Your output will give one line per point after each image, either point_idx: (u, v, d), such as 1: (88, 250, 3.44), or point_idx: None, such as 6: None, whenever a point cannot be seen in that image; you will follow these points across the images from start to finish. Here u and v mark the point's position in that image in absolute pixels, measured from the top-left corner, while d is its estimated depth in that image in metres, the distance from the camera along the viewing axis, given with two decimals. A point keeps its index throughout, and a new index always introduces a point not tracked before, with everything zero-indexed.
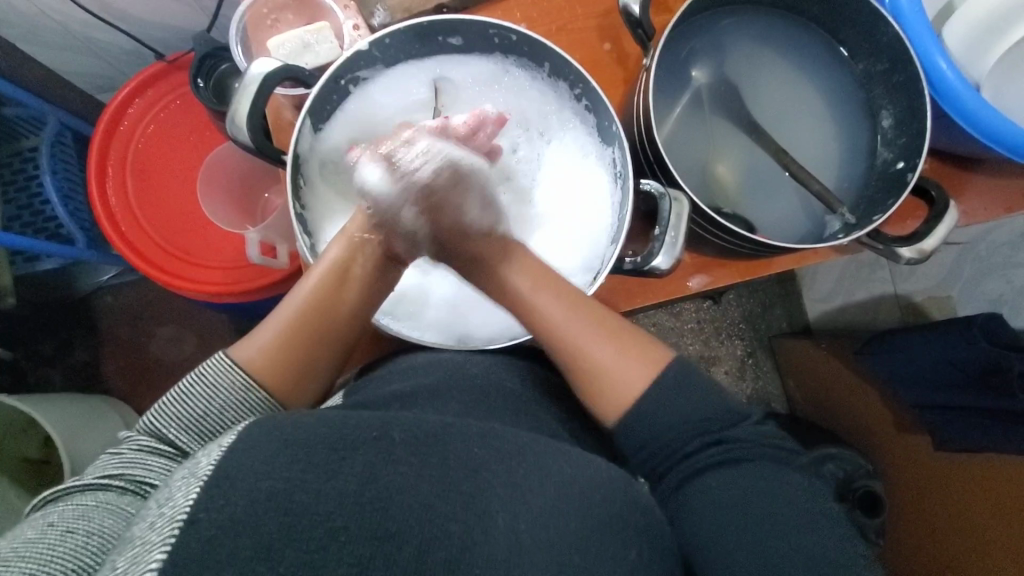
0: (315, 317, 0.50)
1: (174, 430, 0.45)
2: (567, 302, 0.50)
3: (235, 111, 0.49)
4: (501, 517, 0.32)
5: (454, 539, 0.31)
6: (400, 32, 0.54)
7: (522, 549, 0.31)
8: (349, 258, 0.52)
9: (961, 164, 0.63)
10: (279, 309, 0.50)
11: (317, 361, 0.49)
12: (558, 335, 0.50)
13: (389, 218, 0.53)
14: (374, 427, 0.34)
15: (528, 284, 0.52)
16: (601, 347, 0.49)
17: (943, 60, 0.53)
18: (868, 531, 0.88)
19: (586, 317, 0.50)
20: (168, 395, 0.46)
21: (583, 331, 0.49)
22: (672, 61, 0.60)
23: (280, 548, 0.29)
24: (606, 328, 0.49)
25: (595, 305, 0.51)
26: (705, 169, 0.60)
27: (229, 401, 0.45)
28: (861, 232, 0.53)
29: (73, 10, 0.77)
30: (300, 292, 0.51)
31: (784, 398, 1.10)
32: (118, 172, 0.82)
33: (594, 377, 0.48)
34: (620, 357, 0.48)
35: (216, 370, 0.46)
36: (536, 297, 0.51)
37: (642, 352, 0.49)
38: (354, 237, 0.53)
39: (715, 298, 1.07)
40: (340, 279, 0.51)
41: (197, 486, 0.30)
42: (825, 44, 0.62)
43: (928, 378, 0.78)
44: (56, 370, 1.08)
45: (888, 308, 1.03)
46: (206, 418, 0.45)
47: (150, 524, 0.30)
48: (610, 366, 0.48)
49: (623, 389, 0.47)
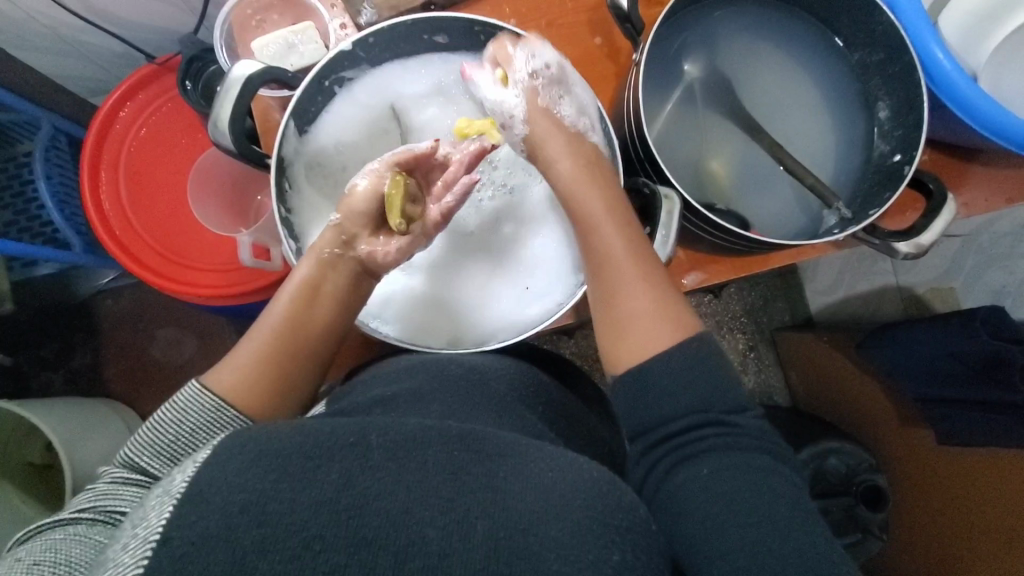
0: (290, 331, 0.51)
1: (146, 457, 0.45)
2: (630, 238, 0.49)
3: (216, 116, 0.49)
4: (481, 522, 0.31)
5: (432, 544, 0.30)
6: (384, 31, 0.53)
7: (504, 555, 0.30)
8: (320, 276, 0.53)
9: (959, 155, 0.62)
10: (252, 334, 0.51)
11: (296, 376, 0.50)
12: (610, 269, 0.48)
13: (359, 232, 0.55)
14: (351, 432, 0.34)
15: (600, 211, 0.50)
16: (643, 299, 0.47)
17: (939, 50, 0.51)
18: (871, 525, 0.88)
19: (641, 262, 0.48)
20: (143, 425, 0.46)
21: (630, 275, 0.48)
22: (663, 55, 0.59)
23: (254, 562, 0.28)
24: (653, 282, 0.48)
25: (652, 257, 0.49)
26: (698, 165, 0.59)
27: (199, 423, 0.45)
28: (857, 227, 0.52)
29: (62, 14, 0.77)
30: (273, 312, 0.51)
31: (787, 392, 1.08)
32: (110, 176, 0.82)
33: (621, 324, 0.47)
34: (656, 314, 0.46)
35: (186, 397, 0.46)
36: (602, 226, 0.49)
37: (676, 321, 0.46)
38: (325, 253, 0.53)
39: (716, 292, 1.05)
40: (311, 294, 0.52)
41: (170, 505, 0.30)
42: (819, 35, 0.60)
43: (931, 371, 0.78)
44: (56, 375, 1.08)
45: (890, 301, 1.01)
46: (176, 442, 0.45)
47: (124, 546, 0.30)
48: (643, 320, 0.46)
49: (645, 345, 0.46)
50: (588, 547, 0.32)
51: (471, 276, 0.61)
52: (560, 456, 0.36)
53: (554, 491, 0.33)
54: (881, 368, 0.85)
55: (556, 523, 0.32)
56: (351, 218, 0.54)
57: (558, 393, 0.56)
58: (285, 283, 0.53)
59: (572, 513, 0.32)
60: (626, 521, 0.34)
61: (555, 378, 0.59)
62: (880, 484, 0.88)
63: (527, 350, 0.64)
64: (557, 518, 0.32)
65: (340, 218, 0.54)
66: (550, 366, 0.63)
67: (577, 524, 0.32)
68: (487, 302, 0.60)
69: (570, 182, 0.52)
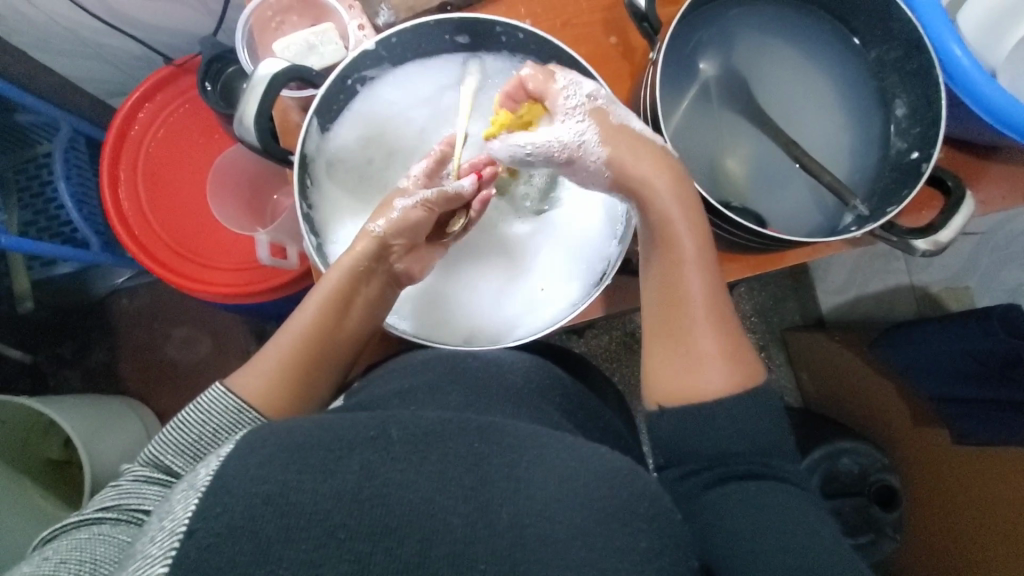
0: (313, 337, 0.52)
1: (170, 455, 0.45)
2: (707, 280, 0.49)
3: (243, 112, 0.50)
4: (505, 510, 0.31)
5: (456, 531, 0.30)
6: (406, 31, 0.54)
7: (527, 542, 0.31)
8: (349, 289, 0.53)
9: (977, 152, 0.62)
10: (278, 340, 0.52)
11: (313, 384, 0.52)
12: (687, 308, 0.48)
13: (399, 246, 0.56)
14: (371, 427, 0.34)
15: (693, 250, 0.49)
16: (711, 342, 0.47)
17: (958, 47, 0.52)
18: (885, 526, 0.87)
19: (712, 307, 0.48)
20: (167, 425, 0.46)
21: (705, 321, 0.48)
22: (679, 54, 0.59)
23: (279, 550, 0.29)
24: (721, 328, 0.48)
25: (724, 302, 0.49)
26: (714, 163, 0.60)
27: (223, 423, 0.47)
28: (875, 224, 0.52)
29: (82, 16, 0.78)
30: (300, 318, 0.53)
31: (798, 393, 1.09)
32: (129, 176, 0.83)
33: (688, 358, 0.47)
34: (727, 357, 0.47)
35: (211, 398, 0.47)
36: (687, 261, 0.49)
37: (741, 365, 0.47)
38: (358, 267, 0.54)
39: (726, 291, 1.06)
40: (343, 305, 0.53)
41: (196, 497, 0.30)
42: (834, 32, 0.61)
43: (954, 370, 0.77)
44: (75, 374, 1.10)
45: (904, 299, 1.01)
46: (199, 441, 0.46)
47: (151, 538, 0.30)
48: (709, 360, 0.47)
49: (708, 386, 0.46)
50: (614, 533, 0.32)
51: (465, 296, 0.61)
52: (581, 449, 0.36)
53: (576, 480, 0.33)
54: (894, 368, 0.84)
55: (580, 509, 0.32)
56: (394, 235, 0.55)
57: (576, 390, 0.56)
58: (318, 286, 0.54)
59: (597, 500, 0.32)
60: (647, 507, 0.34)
61: (571, 376, 0.60)
62: (892, 484, 0.89)
63: (542, 348, 0.64)
64: (581, 502, 0.32)
65: (381, 232, 0.54)
66: (565, 363, 0.63)
67: (601, 509, 0.32)
68: (483, 316, 0.60)
69: (660, 203, 0.49)
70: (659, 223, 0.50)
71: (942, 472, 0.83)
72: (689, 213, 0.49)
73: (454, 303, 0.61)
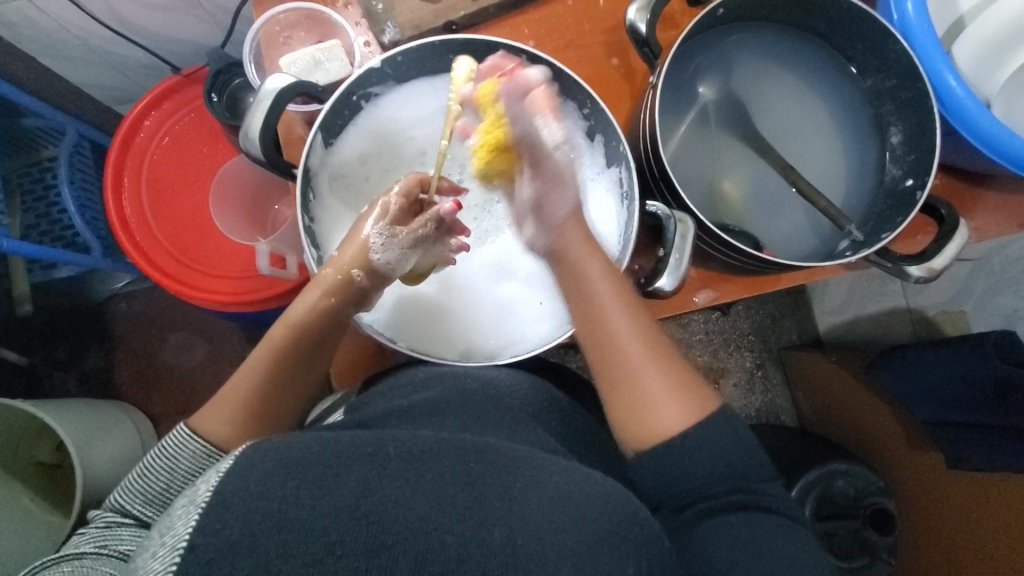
0: (279, 370, 0.51)
1: (138, 505, 0.46)
2: (636, 324, 0.48)
3: (248, 125, 0.50)
4: (497, 529, 0.32)
5: (450, 549, 0.31)
6: (412, 50, 0.55)
7: (519, 561, 0.31)
8: (314, 324, 0.52)
9: (973, 180, 0.62)
10: (246, 367, 0.51)
11: (276, 412, 0.51)
12: (618, 345, 0.47)
13: (371, 288, 0.56)
14: (369, 444, 0.34)
15: (603, 287, 0.50)
16: (653, 376, 0.46)
17: (953, 77, 0.52)
18: (880, 549, 0.87)
19: (651, 345, 0.47)
20: (134, 471, 0.47)
21: (642, 357, 0.47)
22: (679, 79, 0.60)
23: (278, 565, 0.29)
24: (664, 362, 0.47)
25: (656, 334, 0.48)
26: (711, 186, 0.61)
27: (190, 469, 0.46)
28: (870, 250, 0.52)
29: (90, 24, 0.79)
30: (261, 350, 0.51)
31: (794, 412, 1.09)
32: (132, 184, 0.84)
33: (635, 399, 0.46)
34: (671, 388, 0.45)
35: (175, 443, 0.47)
36: (606, 301, 0.49)
37: (689, 395, 0.45)
38: (320, 304, 0.52)
39: (724, 309, 1.07)
40: (318, 346, 0.53)
41: (196, 514, 0.30)
42: (832, 61, 0.62)
43: (944, 396, 0.77)
44: (69, 376, 1.10)
45: (900, 321, 1.01)
46: (166, 490, 0.46)
47: (152, 554, 0.30)
48: (654, 394, 0.45)
49: (662, 421, 0.44)
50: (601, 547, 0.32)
51: (464, 314, 0.61)
52: (574, 466, 0.36)
53: (569, 500, 0.33)
54: (891, 391, 0.85)
55: (569, 526, 0.32)
56: (371, 284, 0.55)
57: (571, 407, 0.56)
58: (291, 308, 0.52)
59: (587, 519, 0.33)
60: (638, 523, 0.35)
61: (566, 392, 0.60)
62: (887, 506, 0.86)
63: (538, 364, 0.65)
64: (571, 521, 0.33)
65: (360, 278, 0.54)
66: (560, 380, 0.64)
67: (591, 534, 0.33)
68: (480, 335, 0.60)
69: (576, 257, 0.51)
70: (573, 272, 0.51)
71: (937, 499, 0.83)
72: (601, 267, 0.51)
73: (453, 320, 0.61)
